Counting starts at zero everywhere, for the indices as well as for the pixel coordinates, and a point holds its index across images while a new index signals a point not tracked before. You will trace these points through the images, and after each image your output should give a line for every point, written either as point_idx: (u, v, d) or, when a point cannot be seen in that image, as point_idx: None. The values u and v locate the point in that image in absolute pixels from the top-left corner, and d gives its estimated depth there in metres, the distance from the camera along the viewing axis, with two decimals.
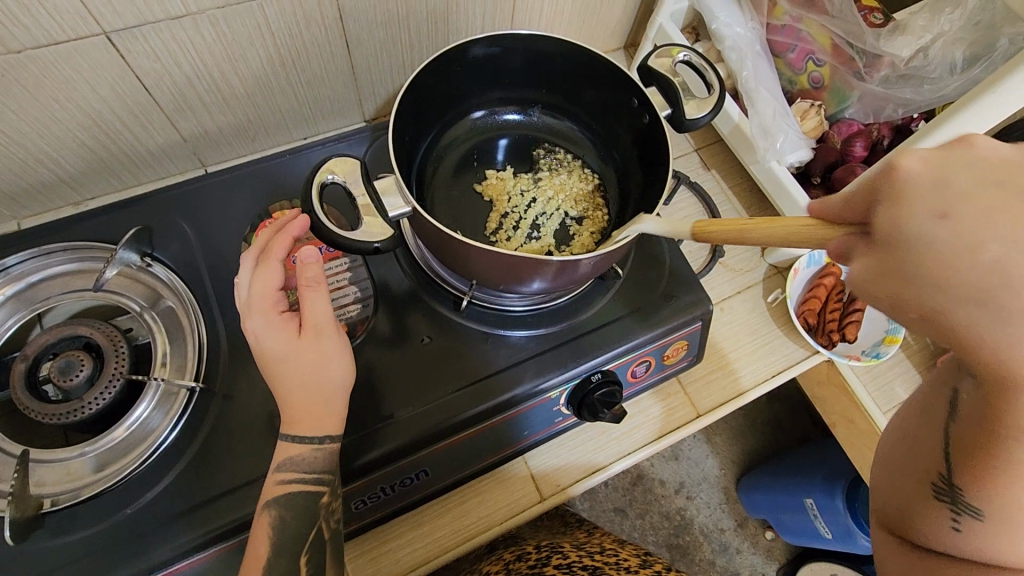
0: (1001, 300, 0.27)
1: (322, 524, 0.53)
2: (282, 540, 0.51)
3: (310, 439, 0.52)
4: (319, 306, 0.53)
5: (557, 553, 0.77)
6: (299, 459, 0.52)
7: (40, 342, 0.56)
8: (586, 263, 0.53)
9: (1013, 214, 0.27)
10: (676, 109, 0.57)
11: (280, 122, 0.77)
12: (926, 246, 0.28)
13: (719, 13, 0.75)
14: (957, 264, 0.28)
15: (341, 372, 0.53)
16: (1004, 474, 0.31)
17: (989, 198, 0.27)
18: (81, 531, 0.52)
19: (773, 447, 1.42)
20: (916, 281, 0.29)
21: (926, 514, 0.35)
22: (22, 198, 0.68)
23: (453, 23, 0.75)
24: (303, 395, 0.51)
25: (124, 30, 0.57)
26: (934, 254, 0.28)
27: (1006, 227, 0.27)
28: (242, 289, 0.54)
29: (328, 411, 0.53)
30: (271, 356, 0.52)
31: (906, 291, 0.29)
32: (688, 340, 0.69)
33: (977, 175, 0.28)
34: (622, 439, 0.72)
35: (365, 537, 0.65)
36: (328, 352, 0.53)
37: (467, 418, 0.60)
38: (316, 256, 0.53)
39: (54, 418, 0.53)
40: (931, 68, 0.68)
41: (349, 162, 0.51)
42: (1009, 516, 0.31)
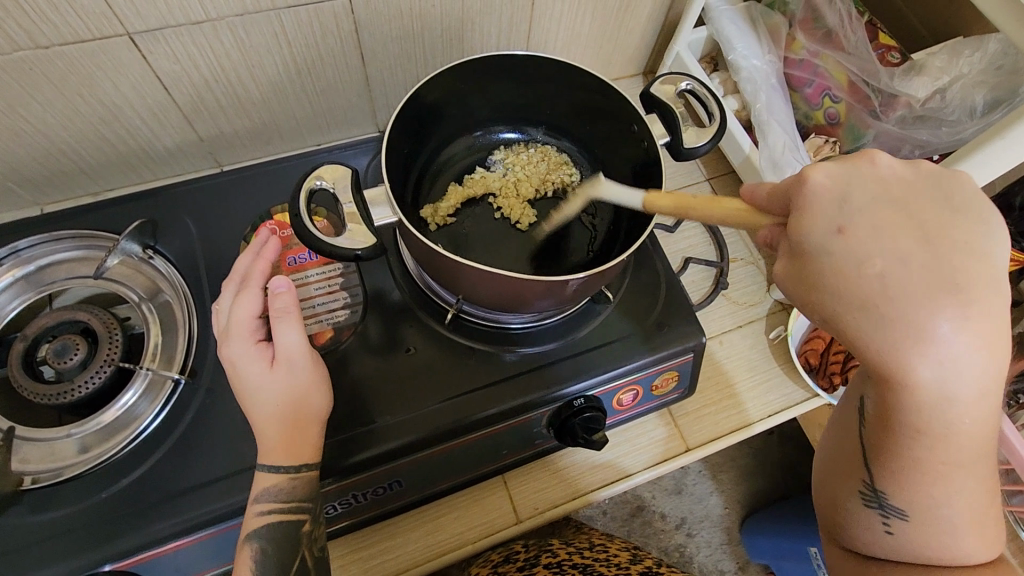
0: (881, 307, 0.36)
1: (305, 552, 0.54)
2: (264, 564, 0.52)
3: (285, 468, 0.52)
4: (290, 335, 0.54)
5: (546, 553, 0.76)
6: (278, 489, 0.52)
7: (40, 324, 0.58)
8: (572, 284, 0.53)
9: (894, 231, 0.36)
10: (675, 136, 0.57)
11: (296, 129, 0.79)
12: (827, 256, 0.37)
13: (737, 44, 0.76)
14: (853, 275, 0.36)
15: (318, 401, 0.54)
16: (915, 477, 0.40)
17: (885, 219, 0.36)
18: (53, 512, 0.53)
19: (781, 491, 1.37)
20: (824, 284, 0.38)
21: (866, 525, 0.45)
22: (44, 186, 0.71)
23: (468, 42, 0.76)
24: (277, 425, 0.52)
25: (147, 32, 0.60)
26: (839, 265, 0.37)
27: (887, 247, 0.36)
28: (222, 316, 0.56)
29: (303, 438, 0.53)
30: (246, 385, 0.53)
31: (814, 294, 0.38)
32: (678, 370, 0.67)
33: (876, 200, 0.37)
34: (620, 458, 0.71)
35: (357, 536, 0.65)
36: (301, 378, 0.54)
37: (462, 425, 0.60)
38: (287, 285, 0.55)
39: (44, 398, 0.56)
40: (950, 111, 0.65)
41: (339, 169, 0.52)
42: (926, 521, 0.42)
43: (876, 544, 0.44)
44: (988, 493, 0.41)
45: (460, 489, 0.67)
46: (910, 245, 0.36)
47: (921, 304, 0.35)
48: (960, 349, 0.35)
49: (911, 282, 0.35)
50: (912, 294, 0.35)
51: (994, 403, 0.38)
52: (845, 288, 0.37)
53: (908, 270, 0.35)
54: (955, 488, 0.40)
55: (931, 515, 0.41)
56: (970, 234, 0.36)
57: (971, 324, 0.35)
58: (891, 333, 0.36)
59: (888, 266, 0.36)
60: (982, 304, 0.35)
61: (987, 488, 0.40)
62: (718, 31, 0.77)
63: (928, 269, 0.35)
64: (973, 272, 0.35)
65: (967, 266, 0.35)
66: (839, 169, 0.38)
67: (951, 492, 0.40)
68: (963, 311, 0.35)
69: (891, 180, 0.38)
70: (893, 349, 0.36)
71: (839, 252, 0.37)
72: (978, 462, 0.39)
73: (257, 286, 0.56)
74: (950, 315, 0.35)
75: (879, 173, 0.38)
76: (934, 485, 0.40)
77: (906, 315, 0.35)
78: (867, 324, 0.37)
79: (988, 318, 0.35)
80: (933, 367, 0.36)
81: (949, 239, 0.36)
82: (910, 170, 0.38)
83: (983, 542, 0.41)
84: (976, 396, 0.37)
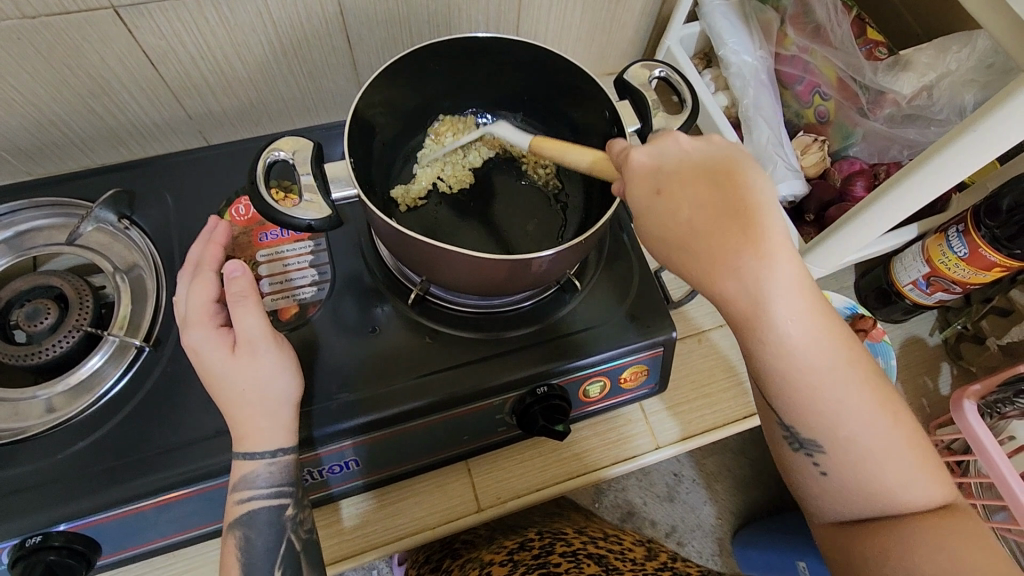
0: (695, 247, 0.42)
1: (292, 536, 0.56)
2: (250, 554, 0.54)
3: (259, 454, 0.53)
4: (249, 320, 0.54)
5: (561, 541, 0.75)
6: (248, 477, 0.54)
7: (15, 287, 0.60)
8: (536, 263, 0.53)
9: (693, 183, 0.42)
10: (645, 124, 0.56)
11: (284, 111, 0.80)
12: (652, 215, 0.43)
13: (728, 39, 0.74)
14: (674, 226, 0.42)
15: (285, 383, 0.55)
16: (799, 405, 0.45)
17: (686, 175, 0.43)
18: (11, 470, 0.54)
19: (776, 503, 1.34)
20: (662, 241, 0.43)
21: (803, 473, 0.48)
22: (37, 157, 0.73)
23: (456, 28, 0.77)
24: (247, 410, 0.53)
25: (132, 6, 0.61)
26: (660, 220, 0.43)
27: (689, 197, 0.42)
28: (181, 306, 0.57)
29: (274, 420, 0.54)
30: (211, 372, 0.53)
31: (660, 250, 0.44)
32: (647, 365, 0.66)
33: (677, 162, 0.44)
34: (634, 438, 0.71)
35: (359, 510, 0.66)
36: (264, 362, 0.54)
37: (413, 410, 0.59)
38: (242, 269, 0.56)
39: (12, 358, 0.57)
40: (937, 109, 0.64)
41: (300, 141, 0.52)
42: (843, 451, 0.45)
43: (819, 488, 0.48)
44: (868, 399, 0.45)
45: (425, 472, 0.66)
46: (704, 191, 0.42)
47: (718, 238, 0.41)
48: (768, 275, 0.41)
49: (711, 221, 0.41)
50: (712, 230, 0.41)
51: (818, 312, 0.43)
52: (673, 238, 0.43)
53: (706, 214, 0.42)
54: (827, 404, 0.44)
55: (836, 441, 0.45)
56: (748, 175, 0.43)
57: (770, 250, 0.41)
58: (709, 268, 0.42)
59: (692, 211, 0.42)
60: (771, 229, 0.41)
61: (864, 398, 0.45)
62: (710, 26, 0.76)
63: (716, 206, 0.42)
64: (757, 203, 0.42)
65: (753, 199, 0.42)
66: (653, 146, 0.45)
67: (833, 409, 0.44)
68: (753, 237, 0.41)
69: (691, 147, 0.44)
70: (713, 284, 0.42)
71: (660, 209, 0.43)
72: (835, 373, 0.44)
73: (215, 273, 0.57)
74: (747, 246, 0.41)
75: (680, 144, 0.45)
76: (817, 408, 0.45)
77: (715, 251, 0.41)
78: (694, 264, 0.42)
79: (778, 239, 0.41)
80: (747, 289, 0.41)
81: (735, 182, 0.42)
82: (702, 140, 0.45)
83: (892, 452, 0.45)
84: (796, 308, 0.42)
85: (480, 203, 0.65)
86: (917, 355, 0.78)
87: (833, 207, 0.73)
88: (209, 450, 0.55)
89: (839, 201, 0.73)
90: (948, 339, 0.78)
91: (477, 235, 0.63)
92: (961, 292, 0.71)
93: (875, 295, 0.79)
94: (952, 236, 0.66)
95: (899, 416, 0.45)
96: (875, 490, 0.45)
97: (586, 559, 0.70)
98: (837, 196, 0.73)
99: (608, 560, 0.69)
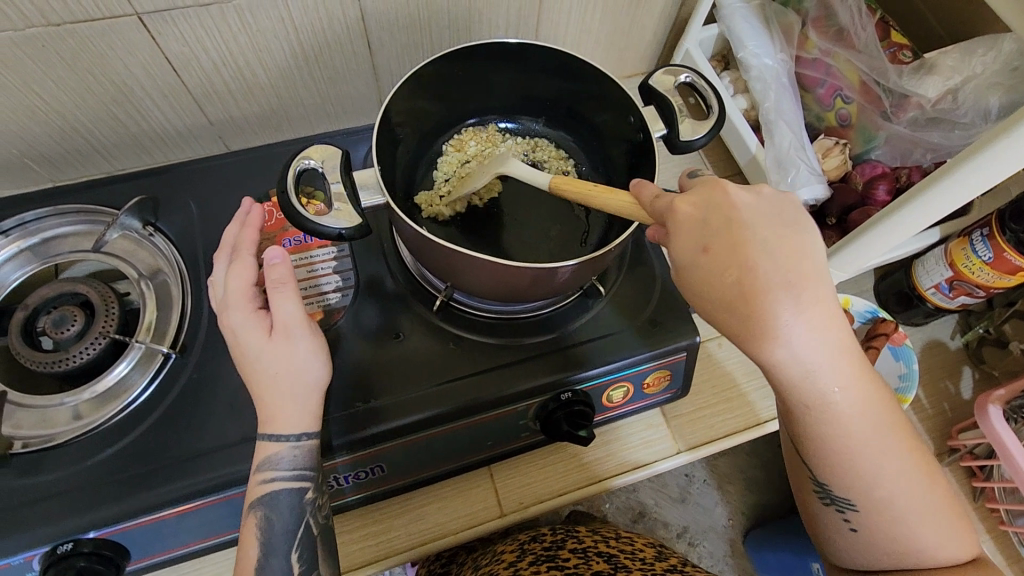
0: (746, 311, 0.39)
1: (310, 520, 0.55)
2: (270, 535, 0.53)
3: (285, 437, 0.53)
4: (286, 305, 0.53)
5: (573, 538, 0.74)
6: (273, 459, 0.53)
7: (41, 294, 0.60)
8: (562, 271, 0.53)
9: (747, 241, 0.39)
10: (671, 129, 0.56)
11: (304, 116, 0.80)
12: (699, 273, 0.41)
13: (748, 42, 0.74)
14: (722, 287, 0.40)
15: (315, 369, 0.54)
16: (833, 465, 0.45)
17: (739, 233, 0.39)
18: (42, 477, 0.54)
19: (789, 503, 1.34)
20: (707, 298, 0.41)
21: (831, 523, 0.49)
22: (59, 163, 0.73)
23: (476, 32, 0.77)
24: (278, 395, 0.53)
25: (155, 13, 0.61)
26: (709, 279, 0.40)
27: (742, 258, 0.39)
28: (218, 287, 0.56)
29: (302, 407, 0.54)
30: (246, 354, 0.53)
31: (704, 306, 0.42)
32: (671, 369, 0.66)
33: (728, 216, 0.40)
34: (648, 445, 0.71)
35: (375, 511, 0.66)
36: (298, 349, 0.53)
37: (444, 413, 0.59)
38: (282, 256, 0.55)
39: (41, 366, 0.57)
40: (962, 112, 0.63)
41: (329, 149, 0.52)
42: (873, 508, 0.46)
43: (847, 539, 0.49)
44: (902, 459, 0.45)
45: (448, 478, 0.66)
46: (756, 254, 0.39)
47: (768, 306, 0.39)
48: (813, 344, 0.40)
49: (764, 288, 0.39)
50: (763, 299, 0.39)
51: (859, 376, 0.43)
52: (721, 300, 0.40)
53: (758, 279, 0.39)
54: (862, 465, 0.45)
55: (868, 500, 0.46)
56: (799, 237, 0.40)
57: (816, 320, 0.40)
58: (756, 336, 0.40)
59: (744, 275, 0.39)
60: (820, 298, 0.40)
61: (899, 459, 0.45)
62: (730, 29, 0.75)
63: (771, 272, 0.39)
64: (809, 271, 0.40)
65: (804, 265, 0.40)
66: (699, 196, 0.41)
67: (868, 471, 0.45)
68: (802, 307, 0.39)
69: (741, 198, 0.41)
70: (760, 351, 0.41)
71: (704, 268, 0.40)
72: (873, 436, 0.44)
73: (252, 258, 0.55)
74: (797, 317, 0.39)
75: (733, 194, 0.41)
76: (853, 469, 0.45)
77: (764, 322, 0.39)
78: (741, 330, 0.40)
79: (826, 308, 0.40)
80: (793, 356, 0.40)
81: (787, 245, 0.40)
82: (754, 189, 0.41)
83: (923, 512, 0.45)
84: (838, 375, 0.42)
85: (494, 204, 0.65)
86: (938, 358, 0.78)
87: (856, 211, 0.73)
88: (235, 456, 0.55)
89: (862, 205, 0.73)
90: (970, 343, 0.78)
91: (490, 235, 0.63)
92: (985, 296, 0.70)
93: (895, 298, 0.78)
94: (976, 239, 0.66)
95: (931, 473, 0.46)
96: (904, 547, 0.46)
97: (596, 558, 0.69)
98: (859, 199, 0.73)
99: (619, 560, 0.69)
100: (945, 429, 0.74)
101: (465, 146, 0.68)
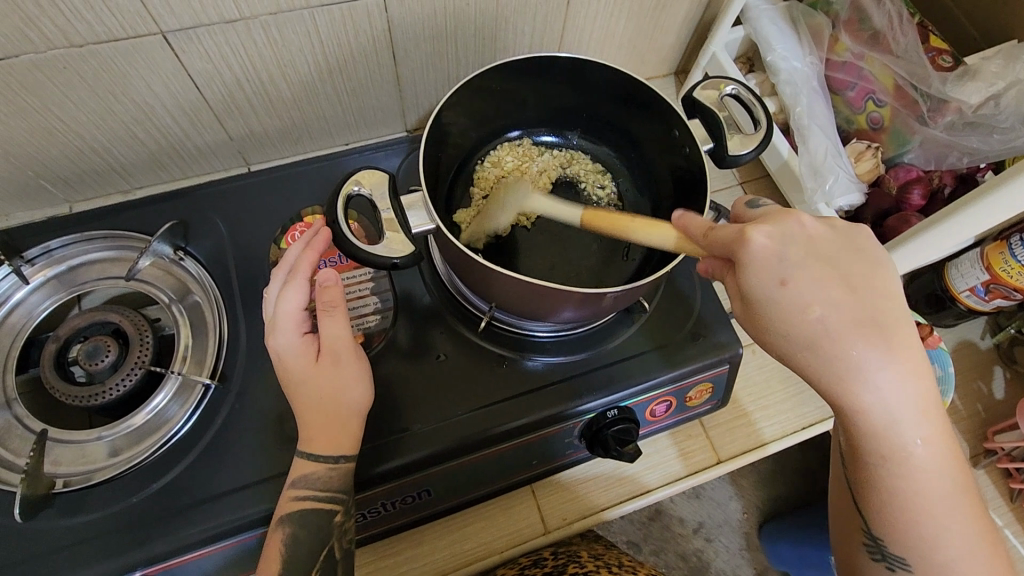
0: (822, 345, 0.41)
1: (334, 543, 0.53)
2: (294, 553, 0.51)
3: (326, 458, 0.51)
4: (335, 329, 0.53)
5: (575, 562, 0.66)
6: (313, 477, 0.51)
7: (72, 325, 0.58)
8: (611, 295, 0.51)
9: (824, 278, 0.41)
10: (719, 144, 0.56)
11: (324, 128, 0.78)
12: (771, 305, 0.41)
13: (777, 45, 0.73)
14: (798, 319, 0.41)
15: (358, 391, 0.53)
16: (895, 515, 0.45)
17: (816, 269, 0.41)
18: (84, 516, 0.53)
19: (803, 497, 1.34)
20: (776, 329, 0.42)
21: None
22: (76, 183, 0.71)
23: (501, 40, 0.75)
24: (322, 419, 0.52)
25: (180, 31, 0.59)
26: (783, 312, 0.41)
27: (822, 293, 0.41)
28: (269, 305, 0.54)
29: (344, 432, 0.52)
30: (292, 377, 0.52)
31: (774, 340, 0.43)
32: (713, 382, 0.66)
33: (806, 253, 0.41)
34: (685, 458, 0.71)
35: (414, 532, 0.65)
36: (344, 373, 0.53)
37: (501, 433, 0.59)
38: (336, 279, 0.54)
39: (77, 400, 0.55)
40: (1003, 117, 0.63)
41: (376, 174, 0.52)
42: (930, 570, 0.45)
43: None
44: (966, 521, 0.45)
45: (487, 499, 0.66)
46: (838, 289, 0.41)
47: (849, 341, 0.41)
48: (892, 381, 0.41)
49: (844, 323, 0.41)
50: (846, 333, 0.41)
51: (939, 429, 0.44)
52: (798, 332, 0.41)
53: (838, 315, 0.41)
54: (926, 524, 0.44)
55: (925, 559, 0.45)
56: (878, 277, 0.43)
57: (899, 362, 0.41)
58: (833, 367, 0.41)
59: (822, 310, 0.41)
60: (905, 342, 0.42)
61: (963, 519, 0.44)
62: (756, 31, 0.75)
63: (851, 309, 0.41)
64: (891, 311, 0.42)
65: (887, 305, 0.42)
66: (778, 229, 0.42)
67: (929, 525, 0.44)
68: (883, 344, 0.41)
69: (818, 237, 0.43)
70: (835, 382, 0.42)
71: (782, 301, 0.41)
72: (940, 489, 0.44)
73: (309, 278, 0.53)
74: (878, 352, 0.41)
75: (804, 227, 0.43)
76: (915, 522, 0.45)
77: (845, 356, 0.41)
78: (823, 362, 0.41)
79: (909, 351, 0.41)
80: (868, 390, 0.41)
81: (869, 287, 0.42)
82: (828, 228, 0.43)
83: None
84: (920, 426, 0.43)
85: (534, 223, 0.65)
86: (968, 359, 0.78)
87: (893, 216, 0.72)
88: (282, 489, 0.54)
89: (897, 210, 0.73)
90: (1001, 343, 0.78)
91: (535, 255, 0.63)
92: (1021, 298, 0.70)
93: (927, 300, 0.79)
94: (1014, 244, 0.66)
95: (992, 539, 0.45)
96: None
97: None
98: (893, 204, 0.73)
99: None
100: (978, 429, 0.75)
101: (502, 161, 0.68)
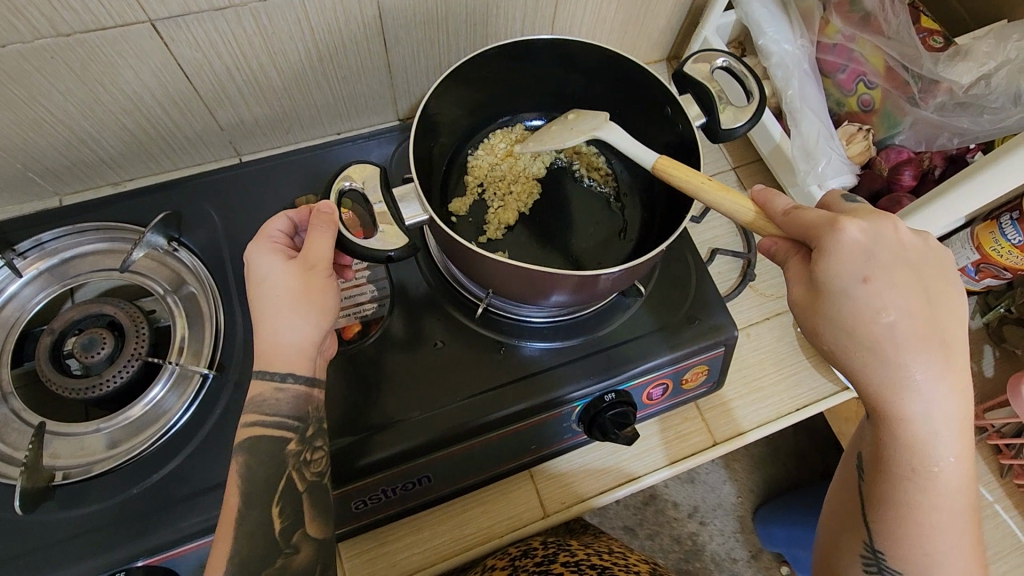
0: (881, 348, 0.42)
1: (293, 473, 0.50)
2: (251, 482, 0.48)
3: (269, 375, 0.50)
4: (315, 247, 0.50)
5: (566, 550, 0.67)
6: (261, 401, 0.50)
7: (66, 317, 0.57)
8: (607, 277, 0.51)
9: (900, 285, 0.41)
10: (711, 117, 0.56)
11: (314, 117, 0.77)
12: (842, 296, 0.42)
13: (768, 29, 0.72)
14: (866, 317, 0.41)
15: (310, 317, 0.51)
16: (905, 524, 0.45)
17: (897, 275, 0.41)
18: (85, 508, 0.53)
19: (796, 480, 1.35)
20: (831, 316, 0.43)
21: None
22: (66, 176, 0.70)
23: (492, 26, 0.74)
24: (268, 330, 0.50)
25: (169, 19, 0.58)
26: (853, 305, 0.41)
27: (894, 300, 0.41)
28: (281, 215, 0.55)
29: (285, 349, 0.50)
30: (259, 280, 0.51)
31: (821, 326, 0.43)
32: (709, 364, 0.66)
33: (893, 258, 0.42)
34: (681, 441, 0.71)
35: (414, 519, 0.66)
36: (305, 295, 0.50)
37: (492, 420, 0.59)
38: None
39: (74, 392, 0.55)
40: (993, 97, 0.64)
41: (368, 168, 0.53)
42: None
43: None
44: (969, 547, 0.45)
45: (489, 484, 0.66)
46: (914, 299, 0.42)
47: (911, 348, 0.41)
48: (942, 393, 0.42)
49: (909, 332, 0.41)
50: (909, 342, 0.41)
51: (971, 457, 0.44)
52: (860, 329, 0.42)
53: (906, 324, 0.41)
54: (930, 540, 0.45)
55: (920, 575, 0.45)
56: (956, 300, 0.43)
57: (953, 379, 0.42)
58: (886, 368, 0.42)
59: (893, 315, 0.41)
60: (961, 364, 0.42)
61: (966, 546, 0.45)
62: (747, 15, 0.73)
63: (920, 319, 0.41)
64: (957, 332, 0.42)
65: (956, 326, 0.42)
66: (871, 228, 0.42)
67: (933, 542, 0.45)
68: (943, 359, 0.42)
69: (908, 246, 0.42)
70: (883, 384, 0.42)
71: (858, 298, 0.41)
72: (954, 510, 0.44)
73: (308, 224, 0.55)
74: (934, 365, 0.42)
75: (898, 233, 0.42)
76: (920, 536, 0.45)
77: (902, 360, 0.41)
78: (880, 360, 0.42)
79: (965, 374, 0.42)
80: (916, 397, 0.42)
81: (945, 304, 0.42)
82: (919, 238, 0.43)
83: None
84: (958, 444, 0.43)
85: (531, 206, 0.65)
86: None
87: (884, 196, 0.72)
88: None
89: (888, 190, 0.73)
90: (990, 322, 0.79)
91: (533, 239, 0.63)
92: (1011, 277, 0.71)
93: None
94: (1005, 223, 0.66)
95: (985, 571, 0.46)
96: None
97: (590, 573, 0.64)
98: (884, 184, 0.73)
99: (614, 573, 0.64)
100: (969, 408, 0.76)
101: (496, 148, 0.68)
